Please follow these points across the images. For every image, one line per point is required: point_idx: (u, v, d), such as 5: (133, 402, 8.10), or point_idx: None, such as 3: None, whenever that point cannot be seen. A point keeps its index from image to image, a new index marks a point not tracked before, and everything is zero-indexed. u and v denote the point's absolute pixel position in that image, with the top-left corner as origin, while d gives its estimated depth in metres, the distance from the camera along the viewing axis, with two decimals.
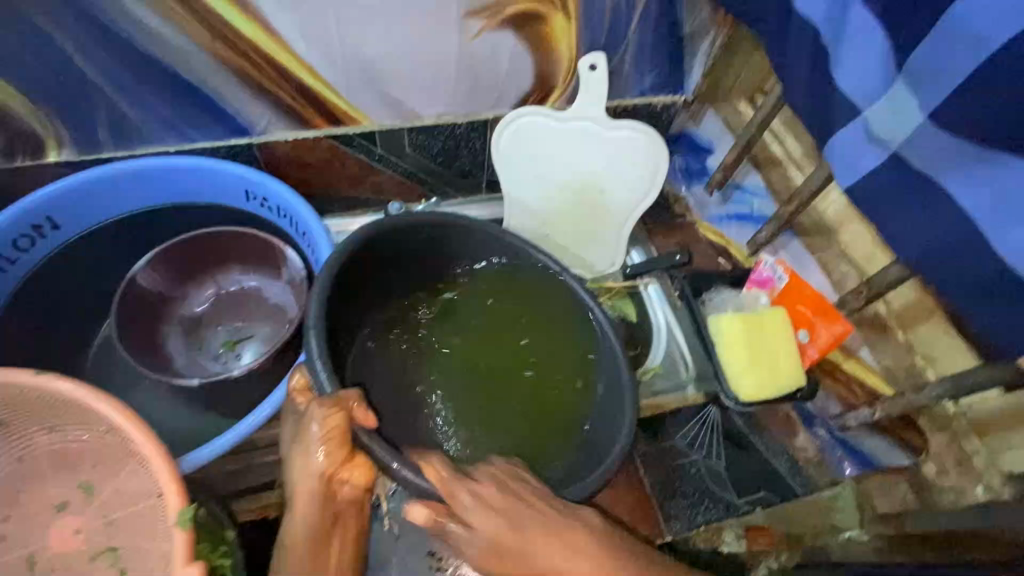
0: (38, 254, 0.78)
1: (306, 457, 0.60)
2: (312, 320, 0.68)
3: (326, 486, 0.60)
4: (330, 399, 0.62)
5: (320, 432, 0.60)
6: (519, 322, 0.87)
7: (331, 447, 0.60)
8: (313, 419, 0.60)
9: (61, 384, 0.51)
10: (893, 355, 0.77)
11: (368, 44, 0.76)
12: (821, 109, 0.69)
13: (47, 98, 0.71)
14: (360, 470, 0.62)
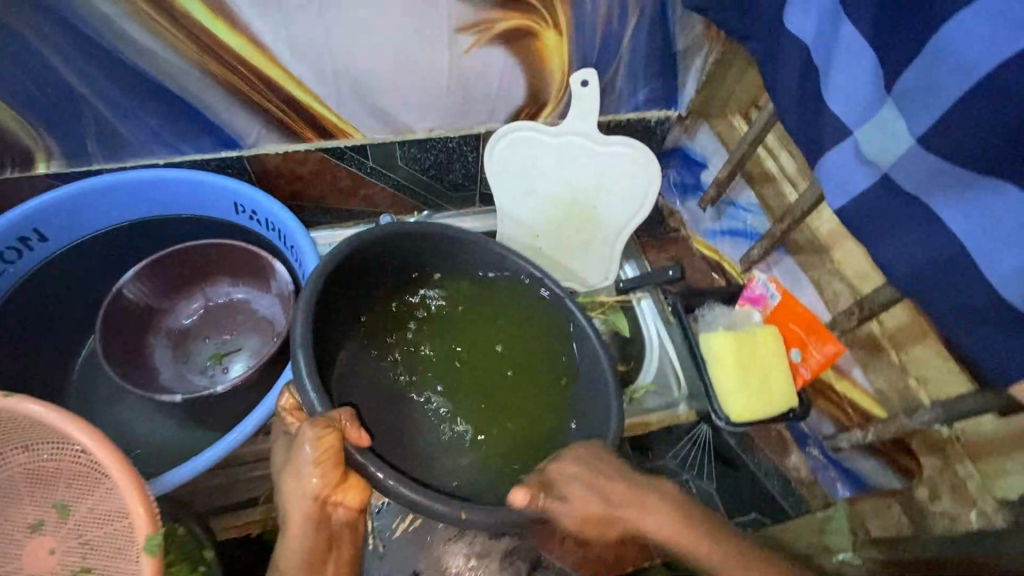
0: (25, 266, 0.78)
1: (299, 481, 0.58)
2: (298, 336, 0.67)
3: (321, 509, 0.58)
4: (323, 420, 0.59)
5: (314, 456, 0.57)
6: (506, 329, 0.86)
7: (325, 470, 0.58)
8: (305, 441, 0.57)
9: (33, 406, 0.51)
10: (887, 377, 0.76)
11: (358, 59, 0.76)
12: (812, 129, 0.68)
13: (35, 110, 0.71)
14: (354, 491, 0.61)
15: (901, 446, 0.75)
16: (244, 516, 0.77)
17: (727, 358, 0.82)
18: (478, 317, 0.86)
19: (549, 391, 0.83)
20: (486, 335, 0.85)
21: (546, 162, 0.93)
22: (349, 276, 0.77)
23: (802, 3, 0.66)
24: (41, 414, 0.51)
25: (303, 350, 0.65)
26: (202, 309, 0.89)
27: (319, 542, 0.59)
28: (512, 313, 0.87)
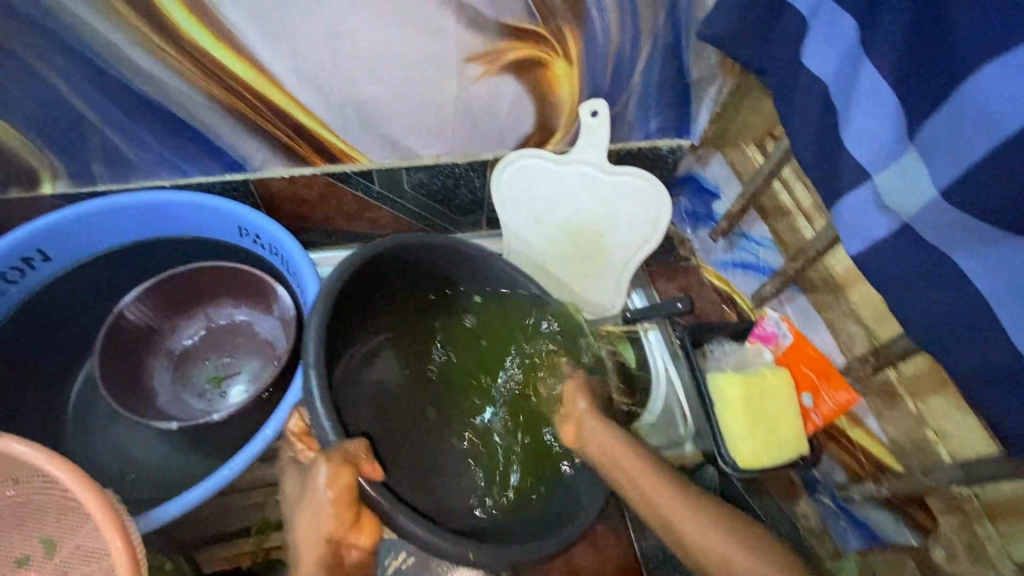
0: (28, 285, 0.78)
1: (313, 521, 0.56)
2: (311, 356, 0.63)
3: (334, 551, 0.57)
4: (338, 454, 0.57)
5: (329, 494, 0.56)
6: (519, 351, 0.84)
7: (339, 509, 0.57)
8: (320, 477, 0.56)
9: (16, 447, 0.51)
10: (903, 427, 0.72)
11: (364, 86, 0.75)
12: (829, 171, 0.66)
13: (41, 133, 0.71)
14: (367, 534, 0.59)
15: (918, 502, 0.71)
16: (234, 547, 0.77)
17: (735, 401, 0.80)
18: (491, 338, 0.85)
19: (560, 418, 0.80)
20: (497, 358, 0.84)
21: (559, 185, 0.91)
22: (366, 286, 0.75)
23: (820, 41, 0.64)
24: (28, 452, 0.51)
25: (315, 370, 0.62)
26: (203, 331, 0.88)
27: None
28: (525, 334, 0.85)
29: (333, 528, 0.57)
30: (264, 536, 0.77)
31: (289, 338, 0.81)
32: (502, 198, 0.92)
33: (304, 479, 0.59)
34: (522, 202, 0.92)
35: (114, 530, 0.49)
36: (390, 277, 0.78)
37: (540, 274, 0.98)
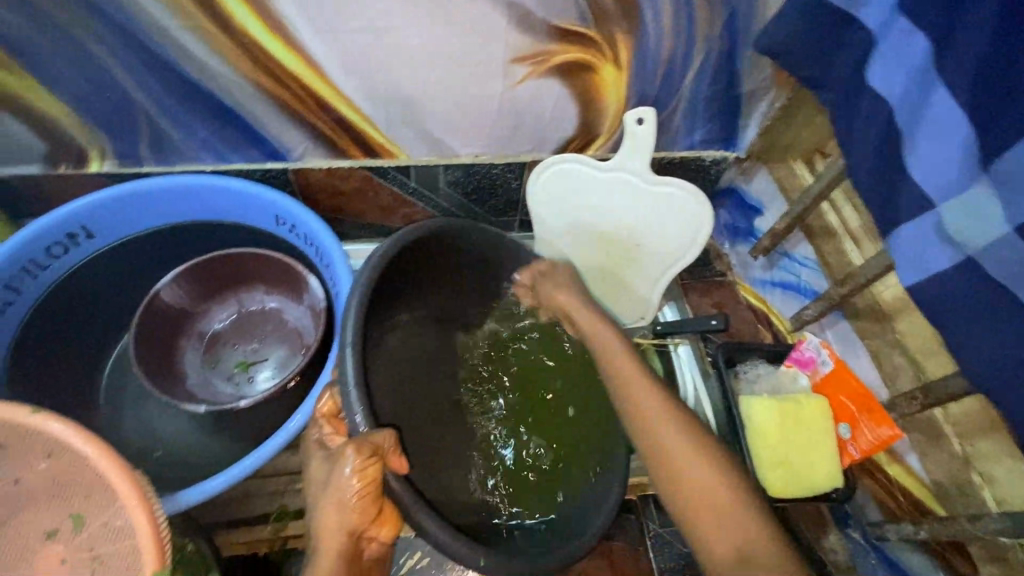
0: (71, 261, 0.79)
1: (337, 512, 0.53)
2: (350, 334, 0.62)
3: (354, 543, 0.54)
4: (367, 446, 0.55)
5: (355, 486, 0.53)
6: (553, 359, 0.82)
7: (363, 504, 0.54)
8: (346, 468, 0.53)
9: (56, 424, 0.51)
10: (945, 467, 0.69)
11: (410, 83, 0.74)
12: (887, 195, 0.63)
13: (93, 113, 0.72)
14: (389, 525, 0.57)
15: (960, 550, 0.69)
16: (250, 534, 0.75)
17: (769, 427, 0.77)
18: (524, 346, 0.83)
19: (591, 431, 0.77)
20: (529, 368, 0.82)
21: (602, 184, 0.88)
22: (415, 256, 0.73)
23: (887, 60, 0.61)
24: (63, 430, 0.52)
25: (353, 350, 0.61)
26: (235, 316, 0.89)
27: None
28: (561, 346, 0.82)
29: (356, 523, 0.54)
30: (282, 524, 0.76)
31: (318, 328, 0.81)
32: (543, 187, 0.89)
33: (329, 465, 0.56)
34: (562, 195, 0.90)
35: (141, 506, 0.50)
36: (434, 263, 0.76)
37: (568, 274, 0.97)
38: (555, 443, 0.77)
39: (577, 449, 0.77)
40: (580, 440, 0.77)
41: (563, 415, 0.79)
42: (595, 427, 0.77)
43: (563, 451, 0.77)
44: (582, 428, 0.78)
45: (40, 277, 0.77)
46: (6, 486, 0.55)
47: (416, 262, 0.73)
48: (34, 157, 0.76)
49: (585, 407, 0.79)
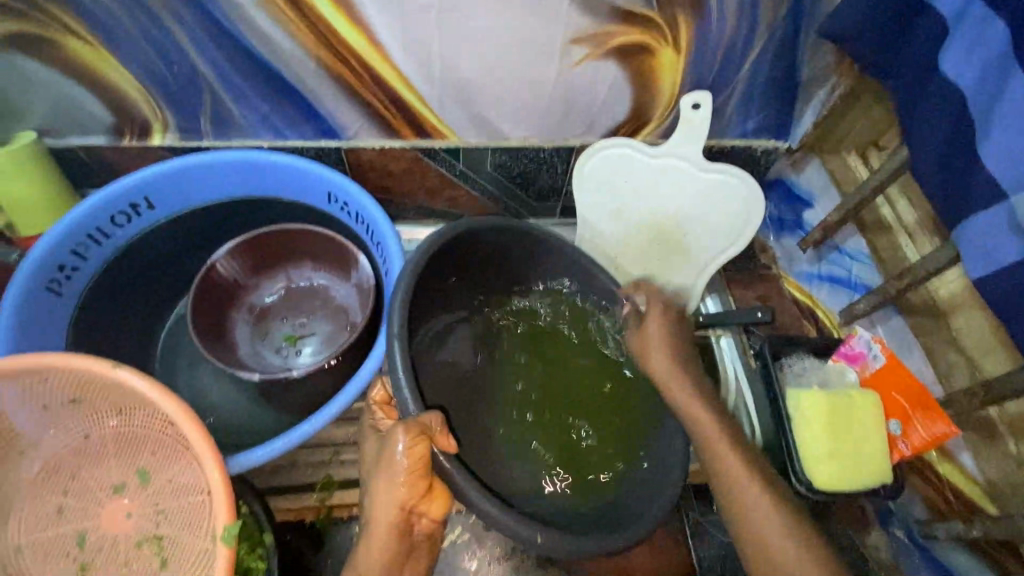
0: (132, 230, 0.81)
1: (389, 487, 0.56)
2: (397, 326, 0.64)
3: (405, 520, 0.56)
4: (416, 426, 0.57)
5: (404, 463, 0.55)
6: (595, 354, 0.83)
7: (412, 480, 0.56)
8: (396, 444, 0.55)
9: (132, 381, 0.52)
10: (1000, 467, 0.68)
11: (468, 63, 0.75)
12: (957, 185, 0.61)
13: (159, 85, 0.74)
14: (438, 502, 0.58)
15: (1015, 552, 0.67)
16: (297, 501, 0.77)
17: (818, 420, 0.75)
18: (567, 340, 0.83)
19: (633, 430, 0.78)
20: (573, 362, 0.82)
21: (651, 171, 0.87)
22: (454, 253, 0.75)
23: (963, 45, 0.58)
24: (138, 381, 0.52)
25: (400, 342, 0.63)
26: (284, 291, 0.90)
27: (399, 557, 0.56)
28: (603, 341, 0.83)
29: (407, 499, 0.56)
30: (328, 493, 0.77)
31: (366, 306, 0.83)
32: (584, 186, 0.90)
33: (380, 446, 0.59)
34: (604, 193, 0.90)
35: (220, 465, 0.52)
36: (473, 258, 0.78)
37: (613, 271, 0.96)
38: (602, 439, 0.77)
39: (620, 449, 0.76)
40: (624, 438, 0.77)
41: (607, 411, 0.79)
42: (636, 425, 0.78)
43: (607, 449, 0.76)
44: (625, 425, 0.78)
45: (105, 244, 0.79)
46: (77, 442, 0.57)
47: (455, 259, 0.76)
48: (100, 129, 0.79)
49: (627, 405, 0.79)
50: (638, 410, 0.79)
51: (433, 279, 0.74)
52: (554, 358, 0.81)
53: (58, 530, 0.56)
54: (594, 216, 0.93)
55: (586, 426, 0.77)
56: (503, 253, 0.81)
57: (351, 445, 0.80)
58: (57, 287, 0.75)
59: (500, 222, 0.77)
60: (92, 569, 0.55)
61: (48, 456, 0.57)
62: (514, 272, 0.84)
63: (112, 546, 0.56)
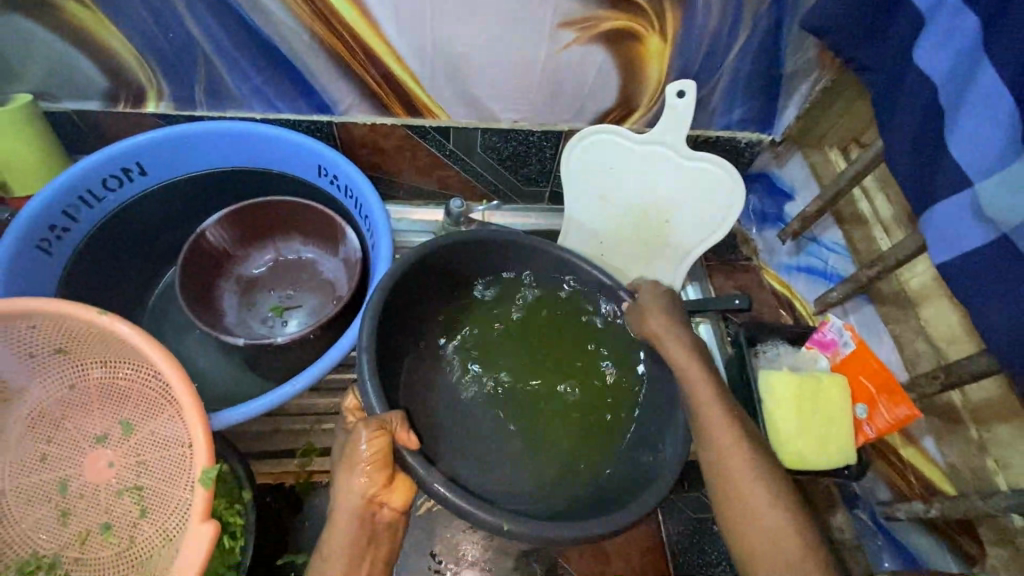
0: (125, 195, 0.82)
1: (349, 479, 0.56)
2: (362, 339, 0.66)
3: (366, 508, 0.56)
4: (375, 421, 0.58)
5: (364, 454, 0.56)
6: (575, 347, 0.80)
7: (372, 470, 0.57)
8: (357, 440, 0.57)
9: (120, 329, 0.53)
10: (960, 451, 0.71)
11: (459, 42, 0.76)
12: (925, 174, 0.63)
13: (154, 52, 0.75)
14: (400, 494, 0.58)
15: (967, 529, 0.70)
16: (279, 465, 0.79)
17: (785, 401, 0.78)
18: (546, 335, 0.80)
19: (618, 423, 0.76)
20: (552, 356, 0.79)
21: (635, 158, 0.90)
22: (432, 263, 0.77)
23: (936, 38, 0.61)
24: (126, 331, 0.53)
25: (366, 353, 0.65)
26: (273, 262, 0.91)
27: (359, 549, 0.56)
28: (584, 334, 0.81)
29: (368, 488, 0.56)
30: (308, 459, 0.79)
31: (352, 279, 0.84)
32: (574, 197, 0.94)
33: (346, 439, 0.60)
34: (590, 197, 0.94)
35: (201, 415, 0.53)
36: (455, 262, 0.79)
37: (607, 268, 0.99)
38: (586, 434, 0.74)
39: (605, 444, 0.74)
40: (609, 430, 0.75)
41: (590, 404, 0.76)
42: (621, 418, 0.76)
43: (592, 443, 0.74)
44: (611, 418, 0.76)
45: (98, 207, 0.80)
46: (62, 391, 0.59)
47: (435, 267, 0.77)
48: (96, 94, 0.80)
49: (612, 395, 0.77)
50: (621, 401, 0.77)
51: (410, 288, 0.75)
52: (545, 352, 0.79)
53: (42, 477, 0.58)
54: (586, 218, 0.96)
55: (569, 422, 0.75)
56: (489, 248, 0.80)
57: (331, 414, 0.81)
58: (48, 247, 0.76)
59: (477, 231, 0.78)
60: (73, 514, 0.57)
61: (34, 403, 0.58)
62: (503, 263, 0.82)
63: (94, 493, 0.58)
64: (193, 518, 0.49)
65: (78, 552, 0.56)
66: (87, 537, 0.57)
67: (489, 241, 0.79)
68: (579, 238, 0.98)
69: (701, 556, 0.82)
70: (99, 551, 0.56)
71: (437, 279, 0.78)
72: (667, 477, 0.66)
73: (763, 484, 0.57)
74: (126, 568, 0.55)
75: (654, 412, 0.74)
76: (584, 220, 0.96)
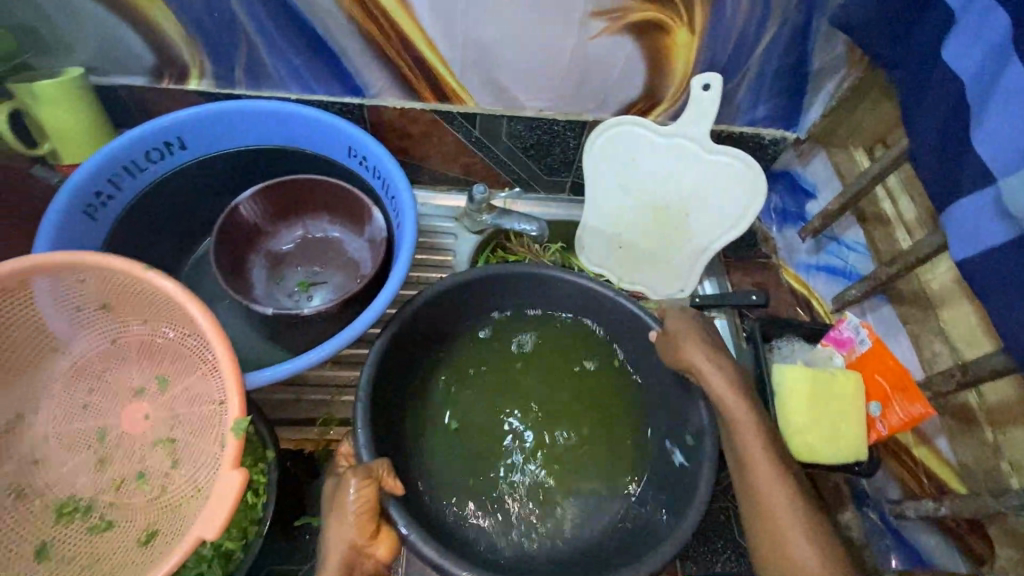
0: (164, 168, 0.86)
1: (338, 529, 0.59)
2: (361, 390, 0.71)
3: (353, 557, 0.58)
4: (363, 469, 0.63)
5: (355, 503, 0.60)
6: (565, 386, 0.85)
7: (362, 519, 0.59)
8: (348, 489, 0.60)
9: (164, 286, 0.57)
10: (974, 451, 0.71)
11: (490, 29, 0.78)
12: (950, 170, 0.63)
13: (199, 30, 0.79)
14: (385, 545, 0.61)
15: (976, 527, 0.70)
16: (301, 433, 0.81)
17: (800, 394, 0.78)
18: (539, 374, 0.86)
19: (618, 459, 0.81)
20: (545, 394, 0.84)
21: (659, 152, 0.91)
22: (447, 304, 0.82)
23: (966, 35, 0.61)
24: (168, 287, 0.56)
25: (363, 404, 0.69)
26: (301, 239, 0.94)
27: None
28: (577, 371, 0.87)
29: (354, 537, 0.59)
30: (328, 428, 0.82)
31: (377, 258, 0.87)
32: (594, 219, 0.98)
33: (336, 488, 0.63)
34: (610, 209, 0.97)
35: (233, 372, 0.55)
36: (463, 305, 0.84)
37: (627, 282, 1.02)
38: (584, 467, 0.80)
39: (605, 479, 0.80)
40: (611, 464, 0.81)
41: (586, 439, 0.82)
42: (624, 446, 0.82)
43: (596, 478, 0.80)
44: (608, 451, 0.82)
45: (138, 178, 0.84)
46: (103, 345, 0.64)
47: (444, 308, 0.82)
48: (142, 70, 0.84)
49: (610, 418, 0.84)
50: (619, 430, 0.83)
51: (419, 329, 0.80)
52: (552, 396, 0.84)
53: (83, 424, 0.62)
54: (607, 228, 0.99)
55: (563, 461, 0.80)
56: (504, 289, 0.85)
57: (352, 386, 0.84)
58: (93, 212, 0.80)
59: (496, 268, 0.82)
60: (110, 461, 0.61)
61: (76, 355, 0.63)
62: (519, 298, 0.87)
63: (130, 442, 0.62)
64: (224, 465, 0.52)
65: (112, 498, 0.60)
66: (121, 484, 0.60)
67: (504, 284, 0.84)
68: (598, 253, 1.01)
69: (708, 545, 0.83)
70: (132, 498, 0.60)
71: (448, 319, 0.84)
72: (697, 504, 0.69)
73: None
74: (156, 514, 0.58)
75: (670, 453, 0.79)
76: (606, 233, 0.99)
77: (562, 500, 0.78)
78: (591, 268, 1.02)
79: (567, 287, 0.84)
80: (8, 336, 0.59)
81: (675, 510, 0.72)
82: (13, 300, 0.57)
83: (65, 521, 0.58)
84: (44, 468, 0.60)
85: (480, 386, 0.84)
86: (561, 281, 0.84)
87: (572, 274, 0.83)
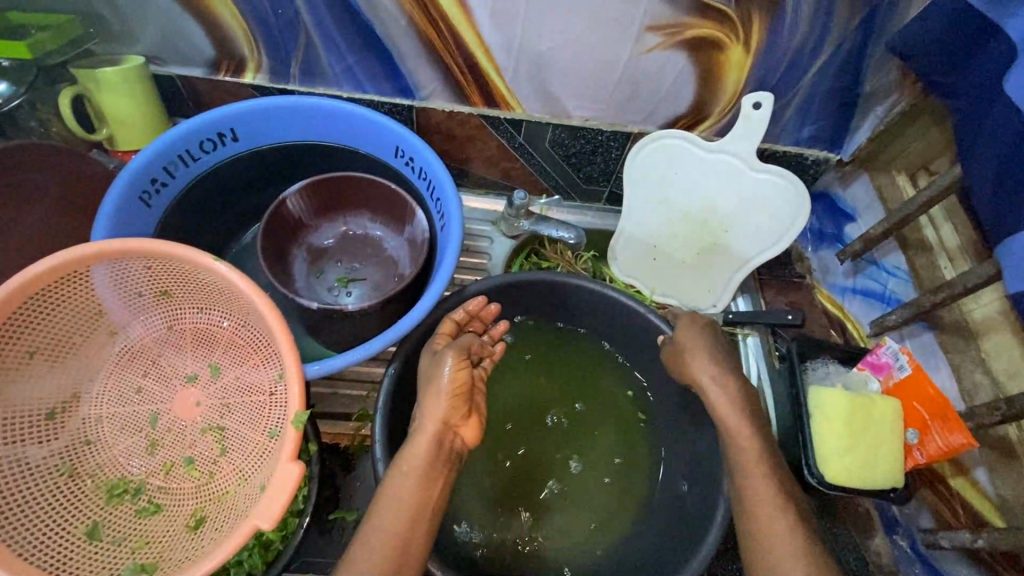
0: (216, 158, 0.87)
1: (434, 401, 0.65)
2: (379, 402, 0.70)
3: (442, 432, 0.64)
4: (460, 354, 0.68)
5: (452, 378, 0.66)
6: (565, 402, 0.86)
7: (453, 398, 0.65)
8: (444, 366, 0.66)
9: (229, 276, 0.58)
10: (1016, 486, 0.71)
11: (545, 38, 0.79)
12: (1006, 207, 0.63)
13: (260, 26, 0.80)
14: (470, 429, 0.68)
15: (1015, 564, 0.69)
16: (335, 426, 0.82)
17: (839, 418, 0.78)
18: (540, 385, 0.87)
19: (632, 480, 0.82)
20: (549, 408, 0.85)
21: (705, 165, 0.91)
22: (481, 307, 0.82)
23: None
24: (234, 278, 0.58)
25: (381, 418, 0.69)
26: (342, 235, 0.95)
27: (435, 464, 0.62)
28: (581, 381, 0.88)
29: (444, 415, 0.64)
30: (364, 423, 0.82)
31: (419, 257, 0.88)
32: (631, 230, 0.99)
33: (431, 363, 0.69)
34: (648, 217, 0.97)
35: (293, 367, 0.56)
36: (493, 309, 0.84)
37: (662, 291, 1.01)
38: (589, 483, 0.81)
39: (610, 497, 0.80)
40: (620, 483, 0.81)
41: (589, 455, 0.83)
42: (643, 467, 0.82)
43: (602, 495, 0.80)
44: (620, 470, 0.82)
45: (190, 167, 0.85)
46: (160, 329, 0.66)
47: None
48: (201, 62, 0.85)
49: (626, 439, 0.84)
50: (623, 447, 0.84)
51: None
52: (575, 416, 0.85)
53: (138, 406, 0.64)
54: (644, 234, 0.99)
55: (570, 478, 0.81)
56: (540, 301, 0.85)
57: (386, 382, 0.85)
58: (147, 199, 0.81)
59: (522, 273, 0.81)
60: (160, 446, 0.63)
61: (132, 338, 0.65)
62: (549, 308, 0.87)
63: (181, 427, 0.64)
64: (283, 456, 0.53)
65: (162, 481, 0.61)
66: (170, 468, 0.62)
67: (538, 294, 0.84)
68: (631, 263, 1.01)
69: (733, 563, 0.83)
70: (181, 482, 0.61)
71: None
72: (716, 519, 0.68)
73: (789, 515, 0.60)
74: (205, 501, 0.59)
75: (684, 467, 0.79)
76: (642, 239, 0.99)
77: (575, 521, 0.79)
78: (623, 278, 1.01)
79: (600, 301, 0.83)
80: (69, 318, 0.59)
81: (687, 532, 0.72)
82: (75, 285, 0.58)
83: (114, 503, 0.59)
84: (96, 448, 0.61)
85: (504, 396, 0.86)
86: (589, 291, 0.82)
87: (595, 285, 0.82)
